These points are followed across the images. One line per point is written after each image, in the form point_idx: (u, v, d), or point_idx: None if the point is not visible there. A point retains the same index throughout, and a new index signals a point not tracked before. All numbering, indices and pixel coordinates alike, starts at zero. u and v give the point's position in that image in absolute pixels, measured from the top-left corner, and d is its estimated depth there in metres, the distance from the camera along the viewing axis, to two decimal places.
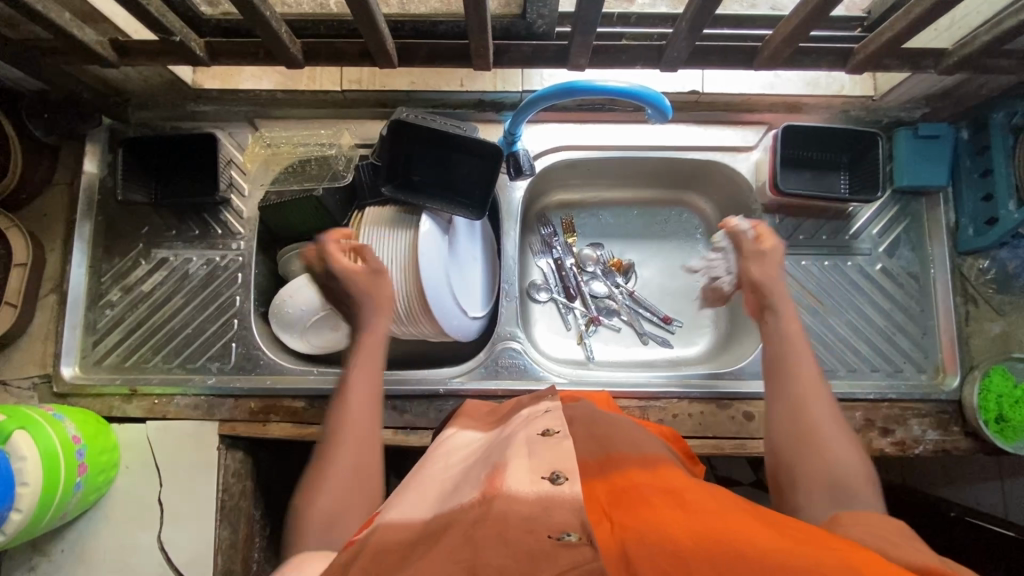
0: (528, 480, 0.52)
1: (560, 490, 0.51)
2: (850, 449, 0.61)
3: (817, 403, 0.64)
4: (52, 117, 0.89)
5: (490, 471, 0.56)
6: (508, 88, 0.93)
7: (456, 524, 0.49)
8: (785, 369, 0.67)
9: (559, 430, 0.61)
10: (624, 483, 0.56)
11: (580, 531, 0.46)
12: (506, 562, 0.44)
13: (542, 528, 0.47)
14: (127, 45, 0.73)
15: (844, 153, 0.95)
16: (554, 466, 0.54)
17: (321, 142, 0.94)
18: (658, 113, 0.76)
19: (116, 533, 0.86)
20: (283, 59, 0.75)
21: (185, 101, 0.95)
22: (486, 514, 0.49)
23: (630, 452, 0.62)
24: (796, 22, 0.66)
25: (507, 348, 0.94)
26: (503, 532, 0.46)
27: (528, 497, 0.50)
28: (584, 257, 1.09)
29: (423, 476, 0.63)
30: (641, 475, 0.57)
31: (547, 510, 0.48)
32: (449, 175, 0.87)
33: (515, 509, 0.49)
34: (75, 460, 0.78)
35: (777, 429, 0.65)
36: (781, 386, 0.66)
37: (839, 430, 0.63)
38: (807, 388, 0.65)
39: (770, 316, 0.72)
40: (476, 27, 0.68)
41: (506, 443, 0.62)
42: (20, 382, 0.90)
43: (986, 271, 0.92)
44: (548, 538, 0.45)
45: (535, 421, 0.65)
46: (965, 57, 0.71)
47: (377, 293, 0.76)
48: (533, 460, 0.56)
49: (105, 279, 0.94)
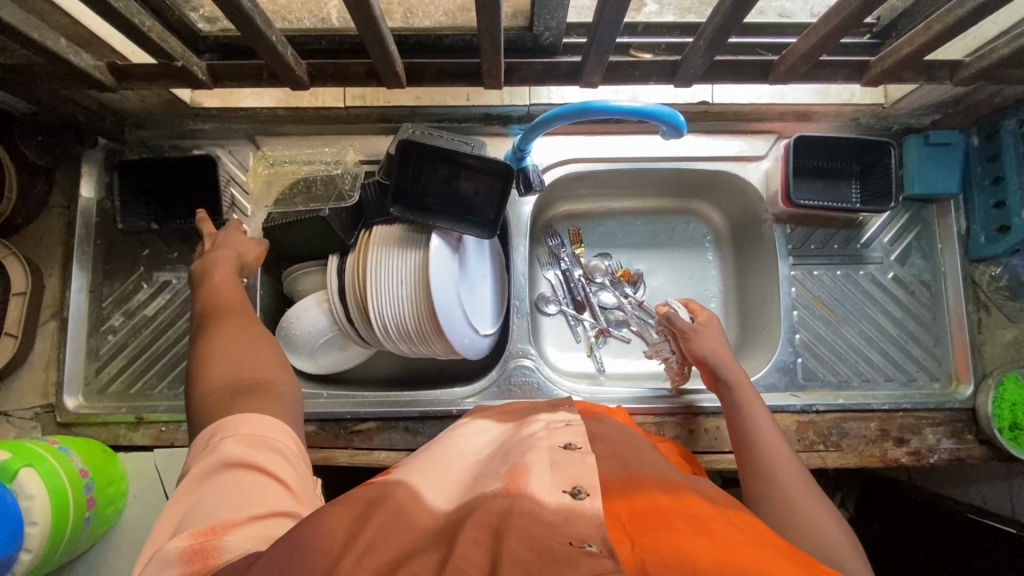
0: (549, 490, 0.51)
1: (580, 506, 0.49)
2: (823, 510, 0.62)
3: (785, 470, 0.66)
4: (47, 139, 0.86)
5: (511, 469, 0.55)
6: (515, 102, 0.91)
7: (480, 509, 0.48)
8: (754, 440, 0.72)
9: (582, 445, 0.60)
10: (646, 503, 0.53)
11: (601, 544, 0.43)
12: (530, 556, 0.41)
13: (563, 533, 0.44)
14: (124, 69, 0.71)
15: (854, 162, 0.94)
16: (576, 482, 0.52)
17: (326, 160, 0.91)
18: (672, 129, 0.75)
19: (125, 563, 0.84)
20: (288, 81, 0.73)
21: (184, 120, 0.93)
22: (513, 506, 0.48)
23: (652, 474, 0.59)
24: (815, 39, 0.64)
25: (519, 365, 0.93)
26: (529, 524, 0.45)
27: (550, 505, 0.48)
28: (592, 267, 1.07)
29: (443, 459, 0.61)
30: (664, 497, 0.54)
31: (569, 520, 0.46)
32: (455, 194, 0.85)
33: (539, 512, 0.47)
34: (83, 495, 0.76)
35: (760, 500, 0.65)
36: (753, 456, 0.70)
37: (810, 494, 0.64)
38: (776, 455, 0.69)
39: (724, 388, 0.80)
40: (488, 46, 0.66)
41: (527, 444, 0.61)
42: (21, 413, 0.87)
43: (998, 278, 0.92)
44: (569, 544, 0.43)
45: (554, 433, 0.63)
46: (984, 69, 0.69)
47: (240, 248, 0.82)
48: (555, 472, 0.54)
49: (106, 303, 0.92)
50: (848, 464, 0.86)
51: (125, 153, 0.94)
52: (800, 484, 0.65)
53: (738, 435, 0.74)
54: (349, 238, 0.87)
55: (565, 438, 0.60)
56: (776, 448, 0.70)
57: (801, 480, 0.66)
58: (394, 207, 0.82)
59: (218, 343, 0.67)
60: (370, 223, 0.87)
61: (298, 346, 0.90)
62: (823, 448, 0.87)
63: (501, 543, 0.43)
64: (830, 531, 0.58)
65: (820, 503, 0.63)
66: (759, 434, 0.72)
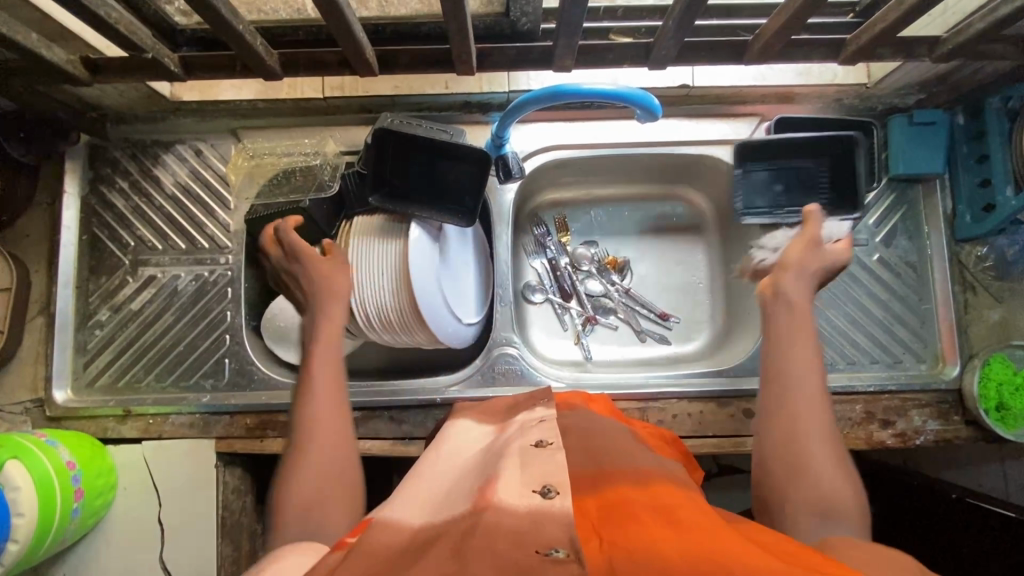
0: (519, 492, 0.51)
1: (550, 506, 0.50)
2: (837, 463, 0.63)
3: (812, 421, 0.65)
4: (28, 135, 0.86)
5: (481, 480, 0.55)
6: (494, 89, 0.91)
7: (446, 534, 0.48)
8: (783, 381, 0.68)
9: (554, 441, 0.60)
10: (615, 499, 0.53)
11: (569, 547, 0.44)
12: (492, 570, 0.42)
13: (528, 543, 0.45)
14: (99, 62, 0.72)
15: (844, 146, 0.92)
16: (545, 480, 0.53)
17: (307, 151, 0.92)
18: (647, 113, 0.74)
19: (116, 554, 0.85)
20: (260, 72, 0.73)
21: (164, 114, 0.93)
22: (478, 523, 0.48)
23: (622, 465, 0.59)
24: (786, 17, 0.64)
25: (503, 353, 0.93)
26: (492, 546, 0.45)
27: (518, 510, 0.49)
28: (578, 256, 1.07)
29: (417, 477, 0.60)
30: (633, 492, 0.54)
31: (537, 524, 0.47)
32: (439, 184, 0.85)
33: (504, 521, 0.48)
34: (71, 486, 0.77)
35: (770, 446, 0.65)
36: (776, 399, 0.67)
37: (826, 442, 0.64)
38: (807, 404, 0.66)
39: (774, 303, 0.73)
40: (457, 32, 0.66)
41: (500, 453, 0.61)
42: (11, 407, 0.89)
43: (984, 258, 0.92)
44: (536, 553, 0.44)
45: (529, 431, 0.63)
46: (960, 45, 0.69)
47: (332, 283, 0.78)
48: (524, 472, 0.55)
49: (92, 298, 0.92)
50: None
51: (107, 148, 0.94)
52: (822, 440, 0.64)
53: (772, 364, 0.69)
54: (331, 229, 0.87)
55: (536, 435, 0.60)
56: (807, 387, 0.67)
57: (823, 426, 0.65)
58: (375, 194, 0.83)
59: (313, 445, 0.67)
60: (349, 207, 0.87)
61: (284, 336, 0.93)
62: None
63: (466, 562, 0.43)
64: (843, 494, 0.60)
65: (833, 450, 0.64)
66: (792, 371, 0.68)
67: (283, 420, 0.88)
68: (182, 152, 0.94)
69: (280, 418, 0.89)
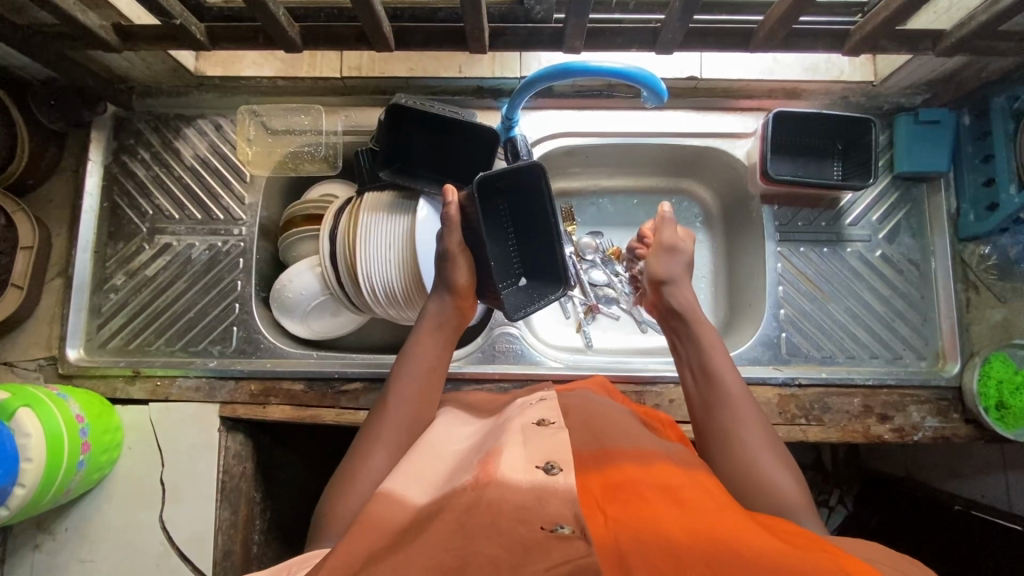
0: (523, 468, 0.53)
1: (554, 481, 0.51)
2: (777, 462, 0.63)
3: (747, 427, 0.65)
4: (60, 103, 0.91)
5: (484, 456, 0.57)
6: (507, 74, 0.94)
7: (452, 505, 0.51)
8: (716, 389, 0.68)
9: (555, 421, 0.62)
10: (620, 477, 0.54)
11: (574, 525, 0.46)
12: (498, 550, 0.44)
13: (534, 518, 0.47)
14: (129, 30, 0.75)
15: (836, 140, 0.94)
16: (550, 457, 0.55)
17: (306, 129, 0.97)
18: (653, 96, 0.77)
19: (118, 512, 0.87)
20: (282, 42, 0.75)
21: (188, 89, 0.97)
22: (479, 500, 0.49)
23: (626, 445, 0.60)
24: (785, 6, 0.66)
25: (505, 332, 0.94)
26: (494, 518, 0.47)
27: (521, 486, 0.51)
28: (583, 245, 1.07)
29: (421, 457, 0.62)
30: (636, 470, 0.55)
31: (541, 500, 0.49)
32: (442, 159, 0.90)
33: (508, 497, 0.49)
34: (79, 438, 0.79)
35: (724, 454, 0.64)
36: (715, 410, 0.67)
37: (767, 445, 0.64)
38: (740, 410, 0.67)
39: (677, 322, 0.77)
40: (470, 8, 0.68)
41: (501, 430, 0.63)
42: (26, 363, 0.92)
43: (987, 257, 0.92)
44: (540, 529, 0.46)
45: (529, 410, 0.65)
46: (962, 39, 0.70)
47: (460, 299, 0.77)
48: (528, 448, 0.56)
49: (110, 263, 0.96)
50: (828, 439, 0.87)
51: (132, 120, 0.98)
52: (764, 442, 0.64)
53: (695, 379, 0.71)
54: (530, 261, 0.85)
55: (537, 415, 0.62)
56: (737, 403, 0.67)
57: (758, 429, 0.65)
58: (516, 238, 0.85)
59: (385, 416, 0.68)
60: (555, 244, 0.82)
61: (290, 308, 0.93)
62: (805, 422, 0.87)
63: (471, 541, 0.45)
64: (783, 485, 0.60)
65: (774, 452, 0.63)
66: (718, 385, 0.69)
67: (286, 388, 0.90)
68: (204, 127, 0.98)
69: (282, 386, 0.91)
